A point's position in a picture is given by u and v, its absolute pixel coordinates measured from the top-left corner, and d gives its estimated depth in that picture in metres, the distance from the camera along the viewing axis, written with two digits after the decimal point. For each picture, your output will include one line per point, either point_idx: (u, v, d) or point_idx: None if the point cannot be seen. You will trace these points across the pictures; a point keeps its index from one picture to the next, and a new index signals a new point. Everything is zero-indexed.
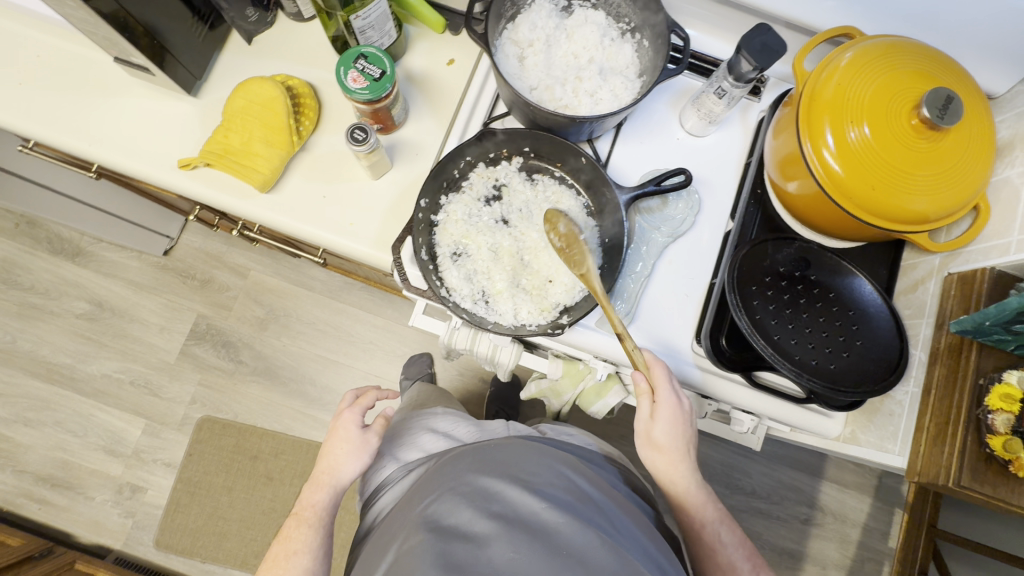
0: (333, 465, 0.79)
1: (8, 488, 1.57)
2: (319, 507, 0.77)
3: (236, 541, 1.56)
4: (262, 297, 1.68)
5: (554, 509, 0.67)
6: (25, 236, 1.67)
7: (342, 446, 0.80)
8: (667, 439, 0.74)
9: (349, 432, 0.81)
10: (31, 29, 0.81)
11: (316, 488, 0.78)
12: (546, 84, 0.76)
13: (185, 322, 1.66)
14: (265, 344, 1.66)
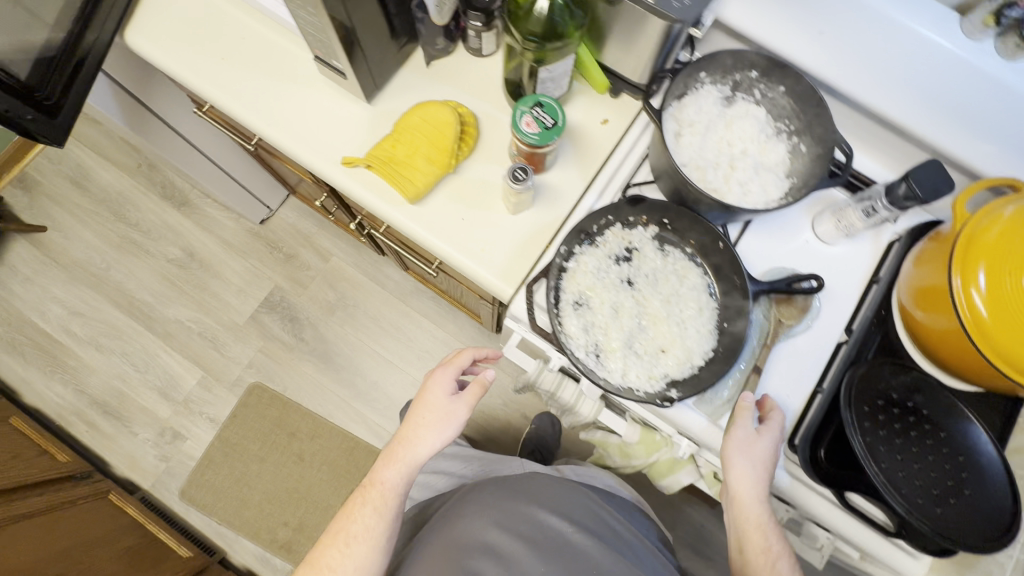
0: (416, 441, 0.80)
1: (63, 403, 1.65)
2: (397, 488, 0.81)
3: (255, 512, 1.58)
4: (337, 284, 1.75)
5: (572, 530, 0.90)
6: (144, 177, 1.80)
7: (428, 421, 0.80)
8: (760, 473, 0.72)
9: (437, 405, 0.81)
10: (246, 16, 0.90)
11: (395, 465, 0.81)
12: (698, 165, 0.78)
13: (261, 290, 1.74)
14: (329, 328, 1.72)
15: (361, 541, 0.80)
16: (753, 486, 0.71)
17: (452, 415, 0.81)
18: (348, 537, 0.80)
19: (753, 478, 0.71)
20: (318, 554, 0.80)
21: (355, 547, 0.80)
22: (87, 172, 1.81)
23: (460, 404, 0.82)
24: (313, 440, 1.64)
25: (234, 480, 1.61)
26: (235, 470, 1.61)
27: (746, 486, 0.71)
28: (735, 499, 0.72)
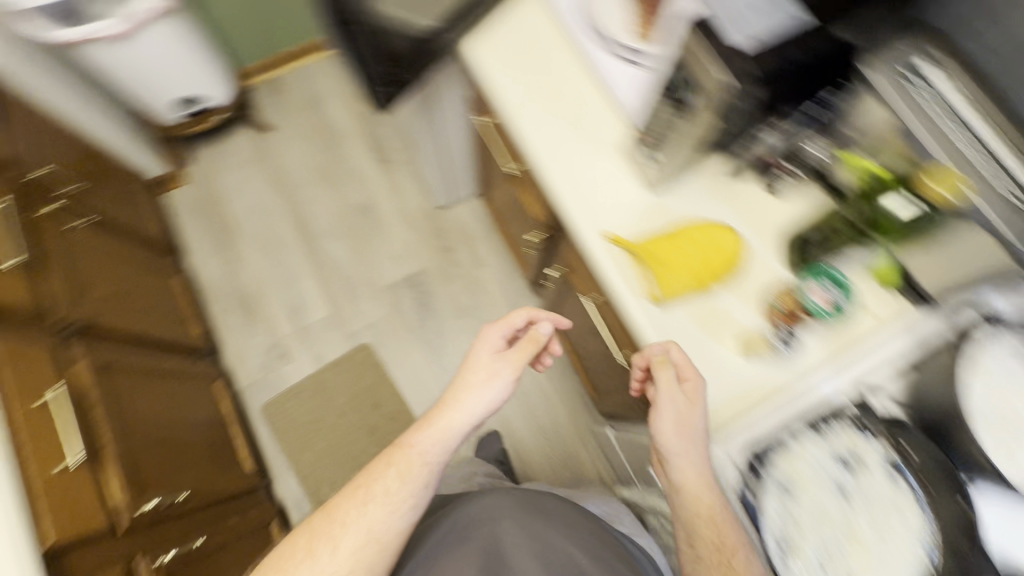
0: (458, 401, 0.85)
1: (212, 281, 1.81)
2: (432, 459, 0.83)
3: (313, 458, 1.64)
4: (477, 291, 1.79)
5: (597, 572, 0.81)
6: (365, 125, 1.97)
7: (480, 378, 0.85)
8: (705, 449, 0.74)
9: (486, 363, 0.87)
10: (577, 69, 0.95)
11: (434, 433, 0.83)
12: (1004, 424, 0.63)
13: (411, 264, 1.82)
14: (451, 327, 1.76)
15: (382, 512, 0.80)
16: (678, 440, 0.74)
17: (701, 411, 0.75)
18: (369, 505, 0.80)
19: (699, 452, 0.74)
20: (331, 522, 0.80)
21: (371, 519, 0.80)
22: (322, 99, 2.00)
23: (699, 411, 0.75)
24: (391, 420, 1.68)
25: (309, 419, 1.68)
26: (314, 412, 1.68)
27: (699, 464, 0.73)
28: (679, 457, 0.74)
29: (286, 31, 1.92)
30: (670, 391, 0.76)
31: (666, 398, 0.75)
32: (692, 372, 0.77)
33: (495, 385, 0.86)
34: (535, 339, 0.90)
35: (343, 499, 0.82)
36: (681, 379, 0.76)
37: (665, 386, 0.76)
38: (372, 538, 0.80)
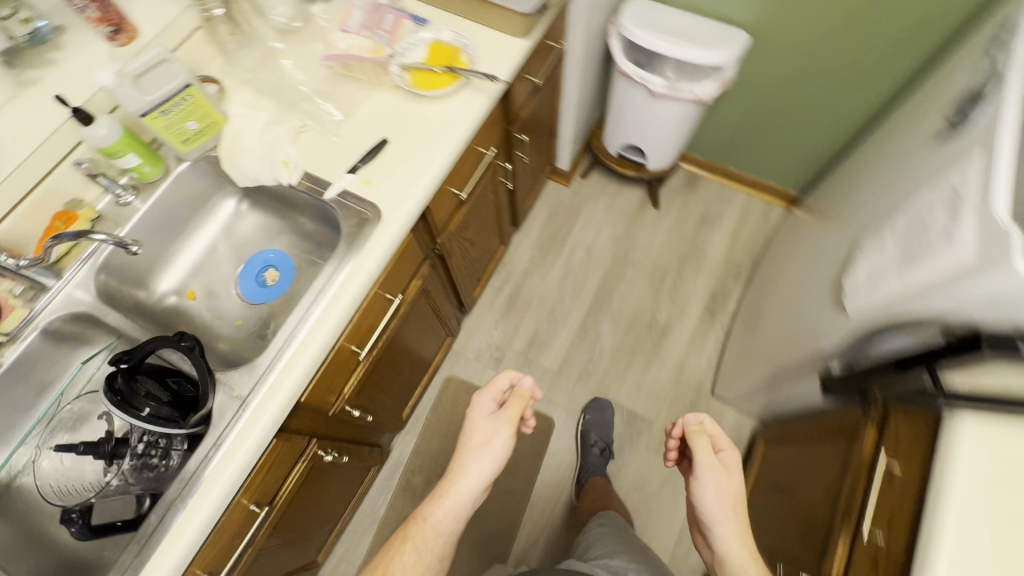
0: (464, 471, 1.05)
1: (515, 261, 1.95)
2: (438, 519, 1.02)
3: (438, 449, 1.68)
4: (671, 489, 1.62)
5: None
6: (727, 273, 1.90)
7: (473, 454, 1.06)
8: (742, 539, 0.98)
9: (483, 435, 1.08)
10: None
11: (439, 508, 1.04)
12: None
13: (646, 407, 1.72)
14: (622, 488, 1.62)
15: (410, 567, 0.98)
16: (733, 530, 0.99)
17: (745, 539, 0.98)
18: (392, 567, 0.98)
19: (739, 542, 0.97)
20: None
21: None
22: (716, 223, 1.98)
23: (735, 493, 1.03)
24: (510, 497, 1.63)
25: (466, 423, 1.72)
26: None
27: (734, 541, 0.98)
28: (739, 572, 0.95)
29: (810, 177, 1.83)
30: (708, 486, 1.02)
31: (710, 476, 1.03)
32: (732, 471, 1.06)
33: (492, 444, 1.08)
34: (514, 402, 1.11)
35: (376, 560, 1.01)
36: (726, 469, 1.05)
37: (704, 471, 1.03)
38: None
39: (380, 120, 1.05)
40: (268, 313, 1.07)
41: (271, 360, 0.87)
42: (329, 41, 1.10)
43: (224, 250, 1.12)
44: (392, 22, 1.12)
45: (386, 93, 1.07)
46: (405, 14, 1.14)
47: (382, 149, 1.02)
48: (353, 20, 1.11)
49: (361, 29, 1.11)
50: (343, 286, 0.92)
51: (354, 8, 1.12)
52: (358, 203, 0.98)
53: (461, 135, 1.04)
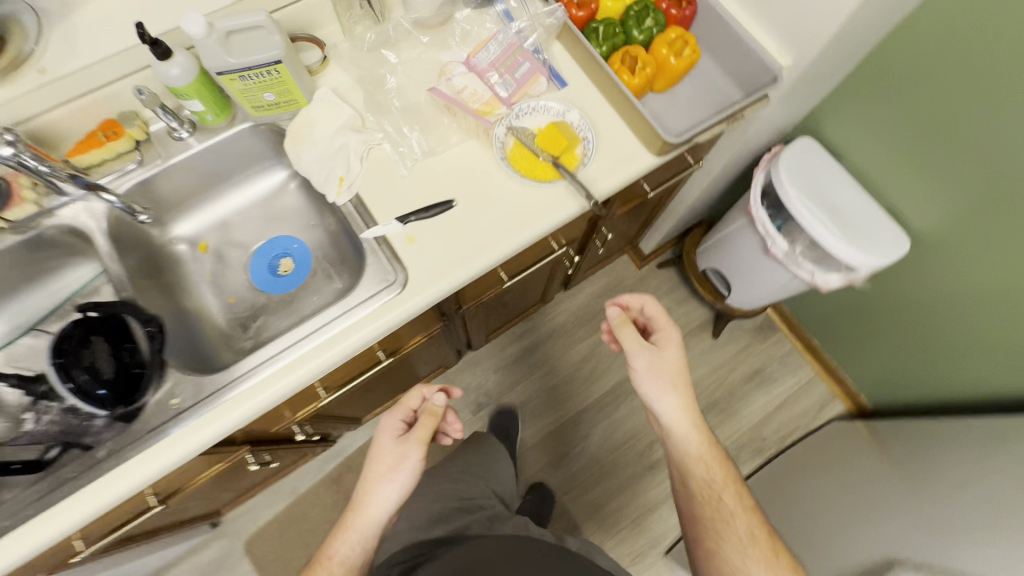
0: (369, 501, 0.83)
1: (548, 318, 1.82)
2: (331, 575, 0.79)
3: None
4: None
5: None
6: (750, 444, 1.70)
7: (367, 487, 0.84)
8: (678, 392, 0.87)
9: (389, 454, 0.86)
10: None
11: (332, 558, 0.80)
12: None
13: (595, 534, 1.60)
14: None
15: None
16: (684, 442, 0.87)
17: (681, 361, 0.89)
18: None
19: (676, 405, 0.87)
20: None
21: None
22: (768, 386, 1.76)
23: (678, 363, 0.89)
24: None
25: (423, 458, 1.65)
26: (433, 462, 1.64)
27: (678, 412, 0.87)
28: (704, 497, 0.86)
29: (888, 399, 1.60)
30: (656, 381, 0.88)
31: (642, 363, 0.89)
32: (664, 343, 0.91)
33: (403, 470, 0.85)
34: (428, 409, 0.89)
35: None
36: (656, 350, 0.90)
37: (646, 376, 0.88)
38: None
39: (457, 178, 0.92)
40: (261, 307, 1.00)
41: (220, 387, 0.81)
42: (448, 72, 0.95)
43: (255, 216, 1.05)
44: (526, 75, 0.95)
45: (478, 152, 0.94)
46: (544, 71, 0.96)
47: (441, 215, 0.90)
48: (486, 55, 0.95)
49: (489, 70, 0.95)
50: (326, 346, 0.83)
51: (494, 40, 0.95)
52: (389, 262, 0.88)
53: (526, 234, 0.89)
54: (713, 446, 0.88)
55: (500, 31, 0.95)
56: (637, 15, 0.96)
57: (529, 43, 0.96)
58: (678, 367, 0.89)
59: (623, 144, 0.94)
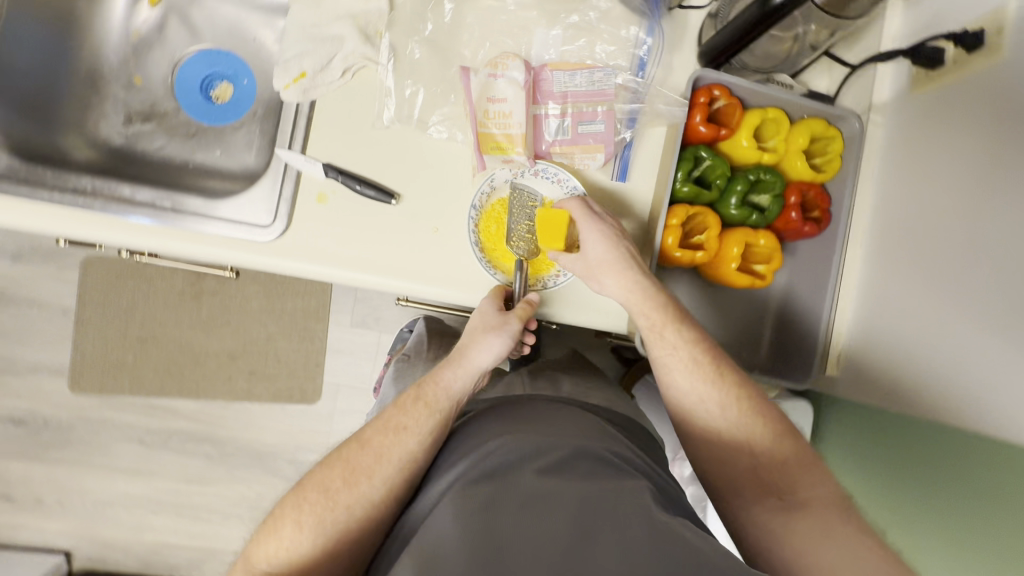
0: (466, 360, 0.69)
1: None
2: (430, 415, 0.65)
3: (239, 297, 1.44)
4: None
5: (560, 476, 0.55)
6: None
7: (473, 319, 0.70)
8: (619, 278, 0.66)
9: (488, 318, 0.70)
10: None
11: (439, 388, 0.67)
12: None
13: None
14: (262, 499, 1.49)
15: (365, 489, 0.59)
16: (634, 307, 0.66)
17: (611, 240, 0.67)
18: (309, 508, 0.58)
19: (618, 284, 0.66)
20: (290, 503, 0.58)
21: (338, 512, 0.58)
22: None
23: (615, 246, 0.67)
24: (223, 399, 1.46)
25: (284, 325, 1.46)
26: (286, 338, 1.46)
27: (621, 283, 0.66)
28: (663, 365, 0.66)
29: None
30: (596, 280, 0.68)
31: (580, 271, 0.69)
32: (583, 236, 0.67)
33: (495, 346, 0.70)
34: (488, 295, 0.71)
35: (312, 475, 0.61)
36: (579, 254, 0.68)
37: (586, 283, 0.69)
38: (358, 524, 0.59)
39: (416, 168, 0.71)
40: (161, 114, 0.83)
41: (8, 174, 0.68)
42: (502, 68, 0.68)
43: (226, 17, 0.83)
44: (589, 137, 0.70)
45: (463, 171, 0.71)
46: (613, 149, 0.71)
47: (372, 200, 0.70)
48: (565, 79, 0.69)
49: (555, 98, 0.70)
50: (126, 225, 0.68)
51: (589, 70, 0.69)
52: (279, 201, 0.69)
53: (426, 295, 0.71)
54: (646, 279, 0.67)
55: (603, 67, 0.69)
56: (750, 186, 0.75)
57: (628, 107, 0.70)
58: (617, 247, 0.67)
59: None
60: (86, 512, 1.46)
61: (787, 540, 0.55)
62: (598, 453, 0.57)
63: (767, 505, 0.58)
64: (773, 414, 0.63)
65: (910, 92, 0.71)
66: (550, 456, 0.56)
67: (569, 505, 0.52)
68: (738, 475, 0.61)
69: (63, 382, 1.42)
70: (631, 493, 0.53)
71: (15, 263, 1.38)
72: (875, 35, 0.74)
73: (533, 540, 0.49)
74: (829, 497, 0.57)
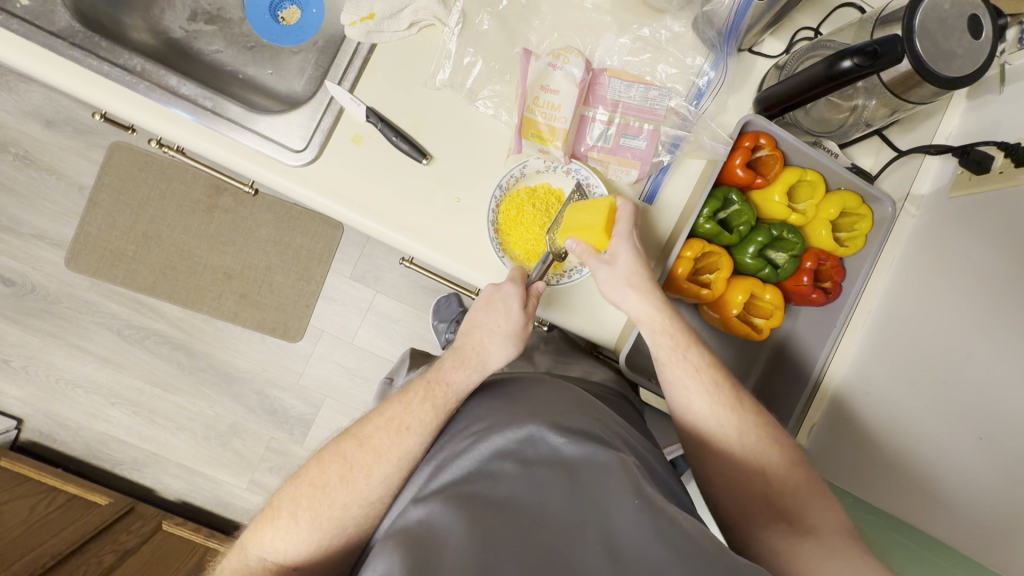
0: (475, 356, 0.66)
1: None
2: (434, 413, 0.62)
3: (251, 221, 1.45)
4: (224, 472, 1.50)
5: (547, 468, 0.52)
6: None
7: (495, 308, 0.67)
8: (642, 291, 0.66)
9: (511, 317, 0.67)
10: None
11: (445, 384, 0.64)
12: None
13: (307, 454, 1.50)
14: (220, 422, 1.49)
15: (362, 487, 0.58)
16: (657, 329, 0.66)
17: (642, 254, 0.67)
18: (305, 503, 0.58)
19: (642, 301, 0.66)
20: (286, 497, 0.58)
21: (334, 508, 0.58)
22: None
23: (643, 260, 0.67)
24: (208, 314, 1.47)
25: (287, 260, 1.46)
26: (284, 272, 1.46)
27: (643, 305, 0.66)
28: (679, 388, 0.66)
29: None
30: (616, 290, 0.66)
31: (603, 276, 0.66)
32: (617, 244, 0.66)
33: (504, 341, 0.67)
34: (510, 279, 0.68)
35: (307, 469, 0.60)
36: (608, 261, 0.66)
37: (607, 293, 0.67)
38: (355, 518, 0.59)
39: (455, 133, 0.71)
40: (225, 18, 0.85)
41: (65, 33, 0.69)
42: (563, 61, 0.68)
43: None
44: (628, 151, 0.71)
45: (498, 151, 0.72)
46: (648, 168, 0.71)
47: (404, 154, 0.70)
48: (620, 88, 0.70)
49: (606, 104, 0.70)
50: (164, 113, 0.68)
51: (645, 86, 0.69)
52: (315, 131, 0.70)
53: (430, 259, 0.72)
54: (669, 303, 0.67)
55: (660, 87, 0.69)
56: (770, 240, 0.77)
57: (674, 132, 0.71)
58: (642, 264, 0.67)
59: (607, 308, 0.74)
60: (48, 386, 1.47)
61: (799, 564, 0.56)
62: (579, 430, 0.56)
63: (777, 530, 0.59)
64: (785, 440, 0.64)
65: (948, 193, 0.71)
66: (533, 435, 0.55)
67: (555, 488, 0.50)
68: (750, 502, 0.61)
69: (60, 255, 1.43)
70: (618, 470, 0.51)
71: (47, 129, 1.38)
72: (931, 128, 0.75)
73: (525, 523, 0.47)
74: (838, 528, 0.58)
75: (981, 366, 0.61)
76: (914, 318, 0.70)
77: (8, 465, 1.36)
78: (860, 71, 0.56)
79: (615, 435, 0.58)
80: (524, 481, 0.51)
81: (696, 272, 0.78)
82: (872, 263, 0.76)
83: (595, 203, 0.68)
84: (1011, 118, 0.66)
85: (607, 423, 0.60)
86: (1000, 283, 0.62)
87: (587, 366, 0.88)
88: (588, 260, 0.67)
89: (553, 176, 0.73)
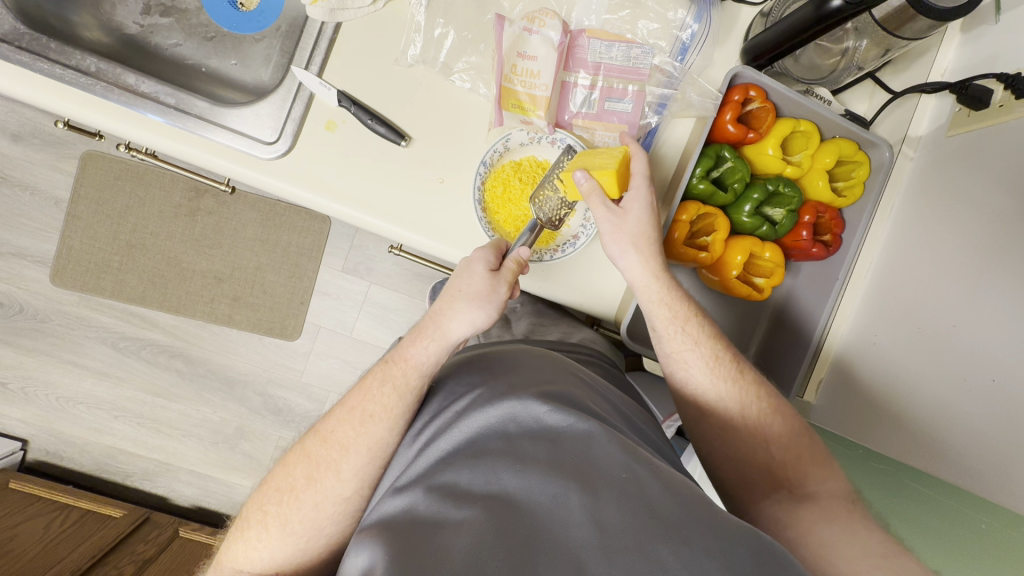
0: (436, 324, 0.62)
1: None
2: (398, 396, 0.59)
3: (237, 223, 1.41)
4: (236, 475, 1.50)
5: (538, 442, 0.50)
6: None
7: (460, 272, 0.64)
8: (643, 254, 0.64)
9: (475, 280, 0.63)
10: None
11: (403, 361, 0.61)
12: None
13: None
14: (226, 427, 1.49)
15: (332, 485, 0.57)
16: (658, 311, 0.64)
17: (651, 213, 0.65)
18: (273, 509, 0.56)
19: (640, 263, 0.64)
20: (255, 506, 0.57)
21: (304, 511, 0.56)
22: None
23: (651, 222, 0.65)
24: (202, 319, 1.44)
25: (276, 259, 1.43)
26: (274, 271, 1.43)
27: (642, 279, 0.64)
28: (677, 361, 0.64)
29: None
30: (619, 247, 0.64)
31: (608, 227, 0.64)
32: (633, 198, 0.65)
33: (469, 308, 0.62)
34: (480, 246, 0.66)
35: (275, 474, 0.59)
36: (617, 209, 0.64)
37: (609, 246, 0.65)
38: (332, 518, 0.57)
39: (433, 109, 0.68)
40: (182, 9, 0.80)
41: (9, 36, 0.65)
42: (539, 24, 0.65)
43: None
44: (614, 115, 0.69)
45: (480, 126, 0.69)
46: (635, 131, 0.69)
47: (382, 137, 0.67)
48: (601, 50, 0.67)
49: (587, 67, 0.67)
50: (123, 115, 0.65)
51: (627, 45, 0.66)
52: (286, 120, 0.67)
53: (417, 244, 0.70)
54: (675, 291, 0.65)
55: (642, 44, 0.66)
56: (767, 196, 0.75)
57: (659, 91, 0.68)
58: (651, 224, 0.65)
59: (607, 278, 0.73)
60: (49, 406, 1.46)
61: (801, 532, 0.55)
62: (562, 401, 0.53)
63: (778, 500, 0.58)
64: (786, 410, 0.62)
65: (946, 132, 0.69)
66: (515, 411, 0.52)
67: (536, 461, 0.48)
68: (750, 474, 0.61)
69: (44, 272, 1.40)
70: (603, 440, 0.49)
71: (14, 143, 1.34)
72: (926, 65, 0.72)
73: (511, 509, 0.45)
74: (838, 492, 0.57)
75: (984, 318, 0.60)
76: (920, 266, 0.69)
77: (18, 486, 1.35)
78: (851, 8, 0.54)
79: (604, 405, 0.57)
80: (507, 459, 0.48)
81: (690, 235, 0.77)
82: (872, 212, 0.74)
83: (609, 148, 0.64)
84: (1007, 48, 0.63)
85: (591, 393, 0.58)
86: (1002, 227, 0.60)
87: (587, 335, 0.86)
88: (595, 199, 0.63)
89: (538, 149, 0.71)
